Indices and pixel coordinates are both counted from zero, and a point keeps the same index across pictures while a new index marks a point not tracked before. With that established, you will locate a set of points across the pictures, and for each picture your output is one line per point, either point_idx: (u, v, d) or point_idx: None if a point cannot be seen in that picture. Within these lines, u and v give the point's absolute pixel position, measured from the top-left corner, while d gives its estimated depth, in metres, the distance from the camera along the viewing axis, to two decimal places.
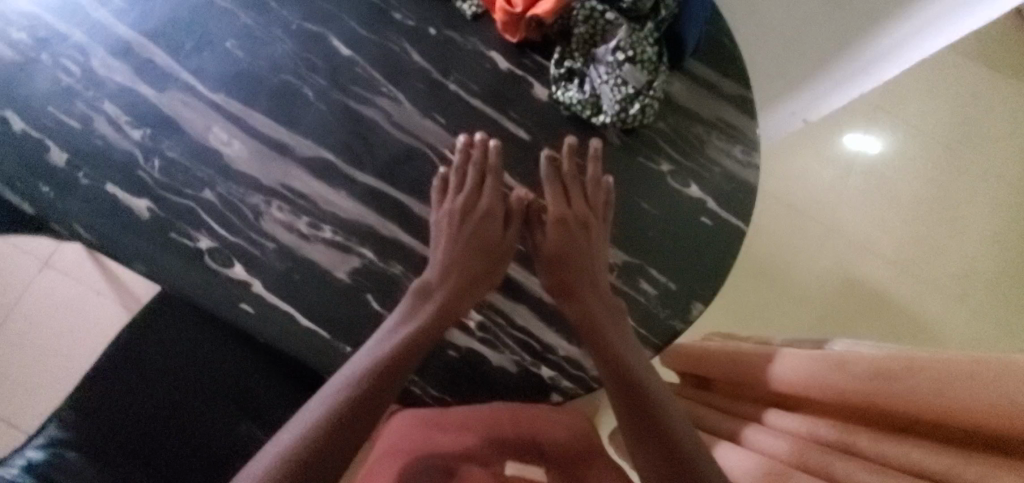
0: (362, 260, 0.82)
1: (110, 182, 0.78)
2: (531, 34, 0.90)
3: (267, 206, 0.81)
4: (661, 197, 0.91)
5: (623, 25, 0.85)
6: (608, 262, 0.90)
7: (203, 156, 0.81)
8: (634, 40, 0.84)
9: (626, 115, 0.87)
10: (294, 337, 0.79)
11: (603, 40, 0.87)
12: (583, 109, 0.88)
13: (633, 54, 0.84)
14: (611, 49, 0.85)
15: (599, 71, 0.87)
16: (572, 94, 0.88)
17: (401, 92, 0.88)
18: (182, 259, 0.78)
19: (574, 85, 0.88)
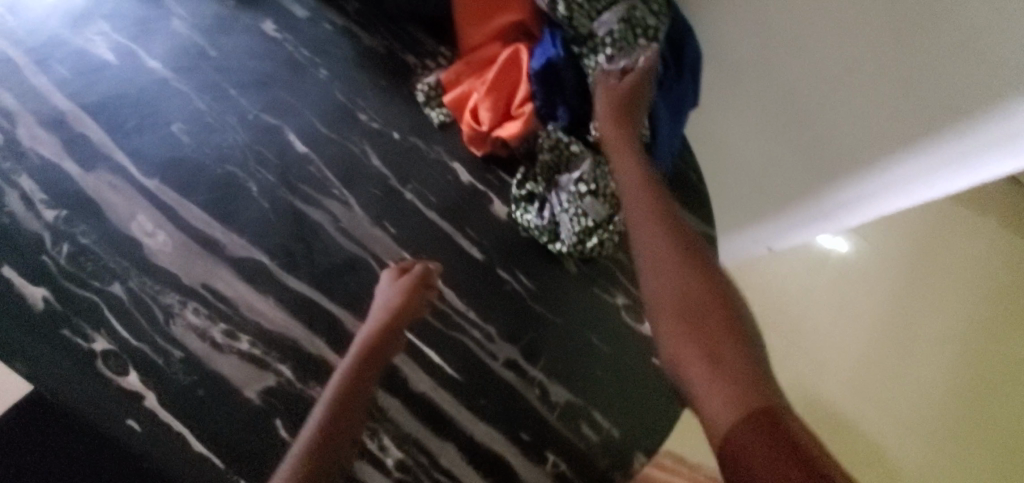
0: (278, 379, 0.74)
1: (8, 265, 0.71)
2: (496, 150, 0.89)
3: (181, 307, 0.74)
4: (613, 332, 0.87)
5: (588, 158, 0.85)
6: (550, 400, 0.81)
7: (120, 246, 0.74)
8: (598, 174, 0.84)
9: (582, 245, 0.85)
10: (180, 465, 0.68)
11: (567, 168, 0.87)
12: (539, 234, 0.86)
13: (596, 188, 0.84)
14: (574, 180, 0.84)
15: (560, 198, 0.85)
16: (530, 218, 0.86)
17: (355, 195, 0.84)
18: (70, 361, 0.69)
19: (533, 208, 0.86)
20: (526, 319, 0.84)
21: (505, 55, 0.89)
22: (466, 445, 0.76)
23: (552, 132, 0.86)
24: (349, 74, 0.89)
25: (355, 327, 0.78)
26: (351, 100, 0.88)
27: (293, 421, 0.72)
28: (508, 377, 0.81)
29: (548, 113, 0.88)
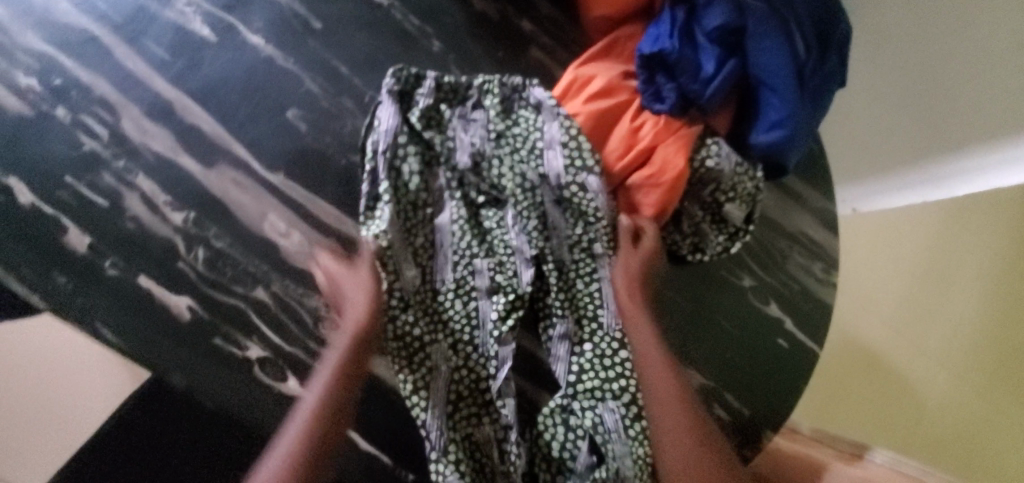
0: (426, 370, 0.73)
1: (144, 273, 0.67)
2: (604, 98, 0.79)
3: (328, 309, 0.72)
4: (742, 312, 0.86)
5: (729, 160, 0.75)
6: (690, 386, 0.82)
7: (256, 251, 0.70)
8: (736, 178, 0.76)
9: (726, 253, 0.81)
10: (355, 461, 0.70)
11: (700, 180, 0.77)
12: (679, 248, 0.81)
13: (733, 194, 0.77)
14: (712, 191, 0.77)
15: (696, 212, 0.79)
16: (670, 236, 0.80)
17: (394, 179, 0.74)
18: (226, 370, 0.68)
19: (671, 226, 0.80)
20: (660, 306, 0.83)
21: (597, 47, 0.80)
22: None
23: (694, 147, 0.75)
24: (463, 45, 0.81)
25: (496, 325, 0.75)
26: (470, 76, 0.80)
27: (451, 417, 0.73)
28: None
29: (653, 95, 0.76)
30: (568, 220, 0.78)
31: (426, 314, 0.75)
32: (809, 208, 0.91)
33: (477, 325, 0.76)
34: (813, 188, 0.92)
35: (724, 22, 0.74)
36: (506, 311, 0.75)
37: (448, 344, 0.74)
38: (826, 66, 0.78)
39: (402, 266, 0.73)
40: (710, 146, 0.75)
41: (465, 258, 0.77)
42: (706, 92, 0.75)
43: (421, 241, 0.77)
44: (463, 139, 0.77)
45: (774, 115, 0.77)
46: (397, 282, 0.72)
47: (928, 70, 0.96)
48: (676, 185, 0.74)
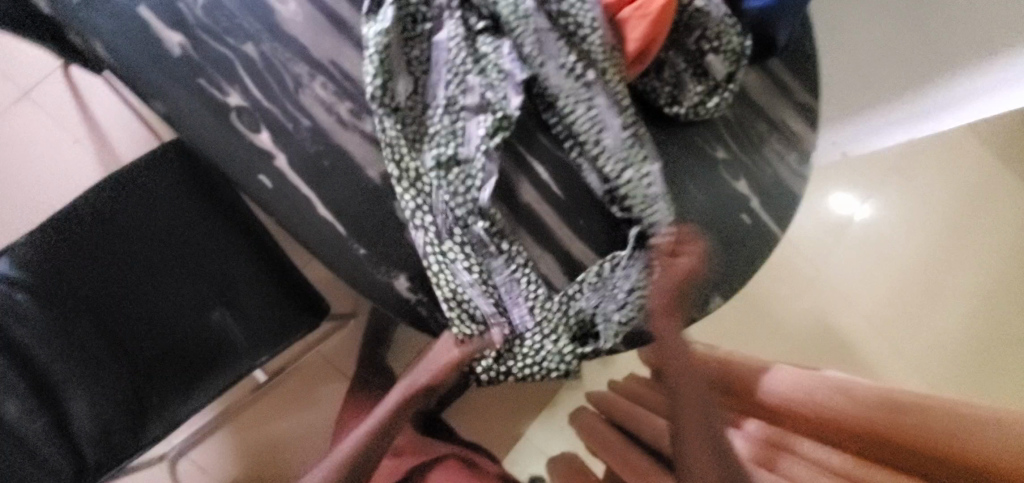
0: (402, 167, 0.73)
1: (144, 3, 0.70)
2: None
3: (310, 79, 0.74)
4: (711, 181, 0.88)
5: (716, 8, 0.78)
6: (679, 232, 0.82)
7: (252, 9, 0.73)
8: (721, 28, 0.78)
9: (701, 107, 0.83)
10: (312, 225, 0.73)
11: (686, 27, 0.79)
12: (658, 97, 0.83)
13: (718, 44, 0.79)
14: (696, 38, 0.79)
15: (678, 62, 0.81)
16: (650, 83, 0.82)
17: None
18: (206, 110, 0.71)
19: (652, 73, 0.82)
20: None
21: None
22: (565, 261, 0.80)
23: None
24: None
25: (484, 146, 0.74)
26: None
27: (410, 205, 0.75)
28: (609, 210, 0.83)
29: None
30: (563, 49, 0.77)
31: (411, 122, 0.74)
32: (793, 100, 0.92)
33: (462, 143, 0.74)
34: (802, 81, 0.92)
35: None
36: (493, 129, 0.74)
37: (430, 155, 0.73)
38: None
39: (396, 73, 0.74)
40: None
41: (458, 78, 0.76)
42: None
43: (417, 53, 0.76)
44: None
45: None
46: (390, 86, 0.73)
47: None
48: (663, 17, 0.76)
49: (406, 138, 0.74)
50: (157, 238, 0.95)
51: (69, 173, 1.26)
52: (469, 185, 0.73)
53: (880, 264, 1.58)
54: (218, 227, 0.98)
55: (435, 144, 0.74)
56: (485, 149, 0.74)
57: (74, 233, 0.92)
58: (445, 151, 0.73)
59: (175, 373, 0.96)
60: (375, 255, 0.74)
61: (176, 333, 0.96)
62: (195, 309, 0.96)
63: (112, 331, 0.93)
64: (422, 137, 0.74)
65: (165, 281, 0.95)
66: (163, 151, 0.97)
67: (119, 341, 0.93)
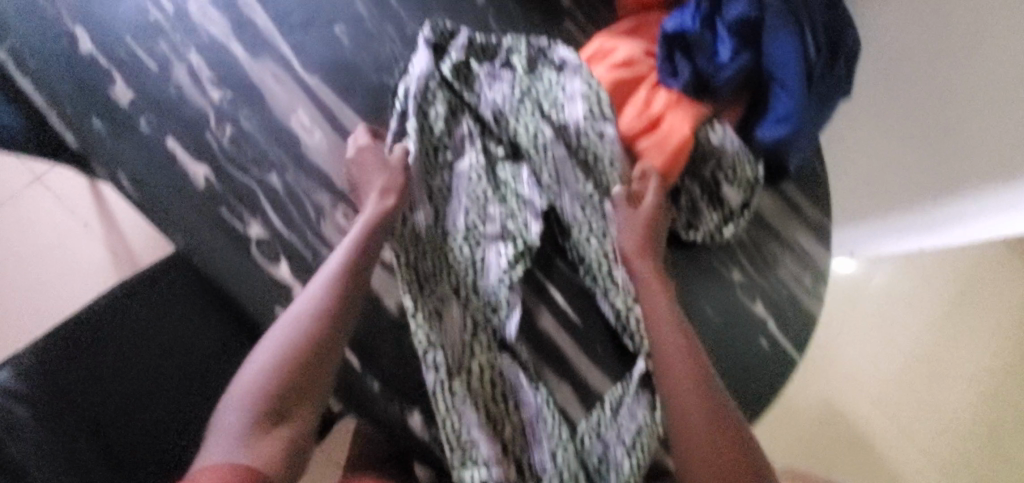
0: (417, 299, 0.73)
1: (173, 136, 0.71)
2: (626, 72, 0.81)
3: (332, 208, 0.75)
4: (727, 303, 0.88)
5: (732, 142, 0.79)
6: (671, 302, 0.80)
7: (278, 139, 0.74)
8: (737, 160, 0.80)
9: (719, 233, 0.82)
10: None
11: (702, 158, 0.80)
12: (673, 224, 0.82)
13: (733, 175, 0.80)
14: (713, 170, 0.80)
15: (694, 190, 0.82)
16: (667, 210, 0.82)
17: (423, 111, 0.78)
18: (227, 241, 0.71)
19: (669, 200, 0.82)
20: None
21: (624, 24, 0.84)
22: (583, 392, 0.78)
23: (704, 129, 0.79)
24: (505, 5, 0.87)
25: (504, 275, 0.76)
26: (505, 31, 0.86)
27: None
28: None
29: (668, 70, 0.80)
30: (580, 176, 0.79)
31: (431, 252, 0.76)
32: (806, 219, 0.93)
33: (482, 274, 0.76)
34: (813, 203, 0.94)
35: (744, 14, 0.78)
36: (515, 258, 0.76)
37: (450, 288, 0.75)
38: (835, 72, 0.81)
39: (418, 206, 0.75)
40: (715, 125, 0.79)
41: (477, 206, 0.77)
42: (719, 75, 0.79)
43: (438, 182, 0.78)
44: (485, 95, 0.81)
45: (782, 111, 0.81)
46: (412, 219, 0.74)
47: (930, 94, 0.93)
48: (679, 155, 0.78)
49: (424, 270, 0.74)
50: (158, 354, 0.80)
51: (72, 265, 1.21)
52: (489, 320, 0.75)
53: (926, 373, 1.41)
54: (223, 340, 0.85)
55: (455, 276, 0.76)
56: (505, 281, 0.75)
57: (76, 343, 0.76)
58: (467, 286, 0.76)
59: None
60: (389, 389, 0.72)
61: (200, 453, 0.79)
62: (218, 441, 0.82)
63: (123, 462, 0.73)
64: (444, 270, 0.76)
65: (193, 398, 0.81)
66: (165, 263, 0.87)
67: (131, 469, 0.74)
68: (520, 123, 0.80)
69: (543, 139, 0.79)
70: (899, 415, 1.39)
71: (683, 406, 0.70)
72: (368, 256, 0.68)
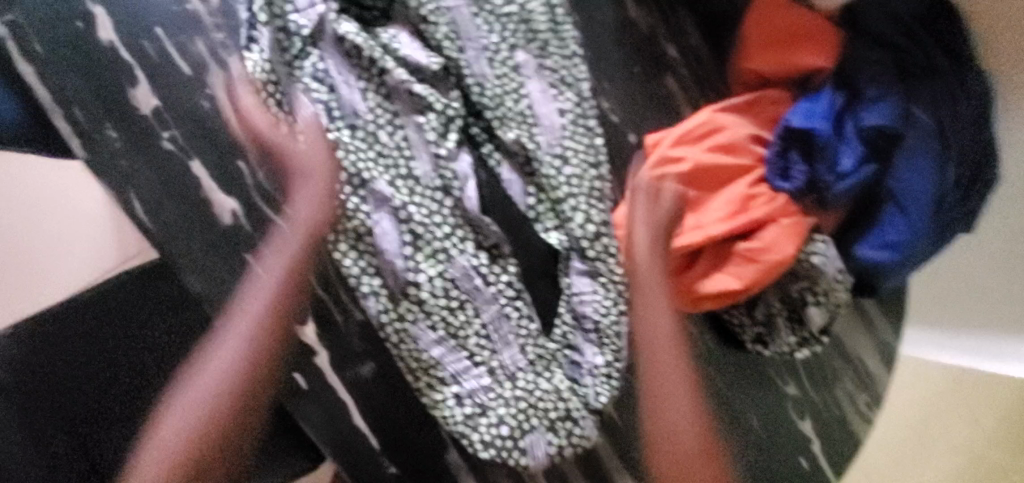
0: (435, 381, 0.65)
1: (199, 159, 0.60)
2: (725, 161, 0.71)
3: (372, 267, 0.64)
4: (776, 418, 0.81)
5: (834, 265, 0.70)
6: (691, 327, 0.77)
7: (322, 178, 0.63)
8: (831, 285, 0.70)
9: (790, 355, 0.75)
10: (343, 434, 0.64)
11: (794, 275, 0.71)
12: (742, 334, 0.75)
13: (824, 299, 0.71)
14: (802, 287, 0.71)
15: (775, 303, 0.73)
16: (739, 319, 0.74)
17: (480, 165, 0.70)
18: (248, 292, 0.62)
19: (743, 308, 0.74)
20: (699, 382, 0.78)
21: (737, 99, 0.73)
22: None
23: (808, 244, 0.69)
24: (601, 50, 0.75)
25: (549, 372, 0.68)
26: (596, 80, 0.74)
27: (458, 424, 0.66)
28: None
29: (778, 168, 0.70)
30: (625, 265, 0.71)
31: (454, 326, 0.66)
32: (876, 337, 0.86)
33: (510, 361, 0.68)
34: (887, 320, 0.86)
35: (882, 124, 0.68)
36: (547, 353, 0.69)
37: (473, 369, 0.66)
38: (965, 205, 0.71)
39: (457, 280, 0.67)
40: (819, 242, 0.69)
41: (505, 279, 0.69)
42: (835, 186, 0.69)
43: (475, 249, 0.68)
44: (545, 153, 0.70)
45: (891, 235, 0.71)
46: (447, 295, 0.66)
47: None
48: (773, 270, 0.68)
49: (442, 353, 0.66)
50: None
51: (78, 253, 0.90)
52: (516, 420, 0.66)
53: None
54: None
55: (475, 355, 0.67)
56: (543, 377, 0.68)
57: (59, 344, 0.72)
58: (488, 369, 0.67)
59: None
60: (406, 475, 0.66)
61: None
62: None
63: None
64: (466, 350, 0.67)
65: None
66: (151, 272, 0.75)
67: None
68: (574, 195, 0.70)
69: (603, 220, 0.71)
70: None
71: (663, 328, 0.71)
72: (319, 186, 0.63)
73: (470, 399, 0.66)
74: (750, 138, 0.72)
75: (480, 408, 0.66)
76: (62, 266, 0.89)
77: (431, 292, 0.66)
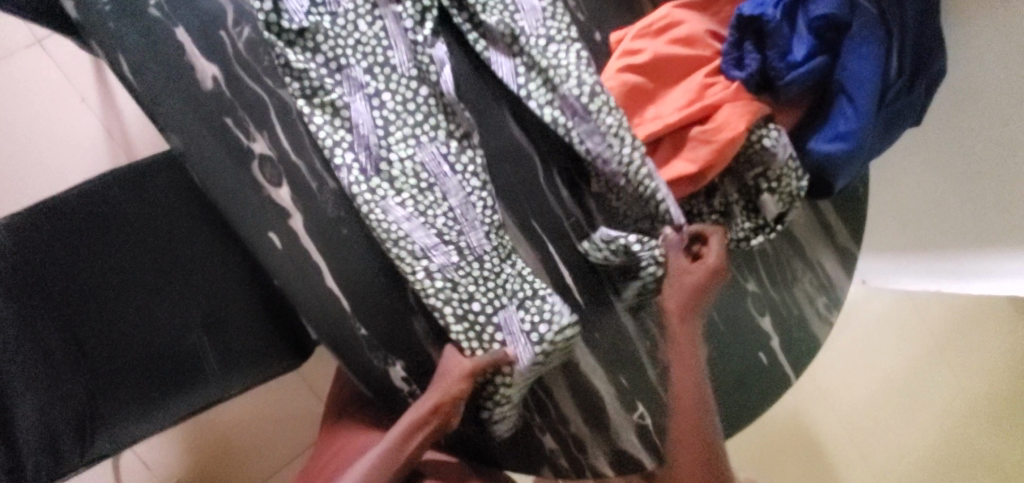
0: (409, 255, 0.68)
1: (183, 26, 0.65)
2: (682, 52, 0.75)
3: (344, 137, 0.68)
4: (736, 314, 0.84)
5: (786, 150, 0.73)
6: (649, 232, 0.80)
7: (300, 52, 0.67)
8: (783, 170, 0.74)
9: (746, 243, 0.79)
10: (314, 294, 0.68)
11: (749, 161, 0.75)
12: (704, 223, 0.79)
13: (777, 185, 0.75)
14: (755, 173, 0.75)
15: (732, 191, 0.77)
16: (698, 208, 0.79)
17: (453, 53, 0.74)
18: (227, 153, 0.65)
19: (701, 197, 0.78)
20: None
21: None
22: (569, 372, 0.78)
23: (760, 130, 0.73)
24: None
25: (510, 248, 0.73)
26: None
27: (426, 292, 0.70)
28: (628, 325, 0.80)
29: (733, 61, 0.74)
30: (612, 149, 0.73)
31: (423, 205, 0.69)
32: (835, 243, 0.89)
33: (474, 243, 0.70)
34: (845, 225, 0.89)
35: (833, 14, 0.71)
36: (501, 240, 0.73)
37: (445, 242, 0.69)
38: (910, 96, 0.75)
39: (425, 158, 0.70)
40: (771, 127, 0.73)
41: (472, 167, 0.72)
42: (788, 74, 0.72)
43: (448, 133, 0.71)
44: (529, 34, 0.73)
45: (842, 126, 0.74)
46: (420, 170, 0.69)
47: (996, 132, 0.85)
48: (723, 151, 0.72)
49: (412, 228, 0.68)
50: (126, 247, 0.89)
51: (85, 158, 1.20)
52: (484, 296, 0.69)
53: (900, 403, 1.42)
54: (184, 245, 0.92)
55: (447, 231, 0.69)
56: (507, 263, 0.72)
57: (87, 220, 0.88)
58: (456, 246, 0.69)
59: (145, 377, 0.90)
60: (373, 339, 0.70)
61: (150, 336, 0.90)
62: (174, 332, 0.91)
63: (69, 312, 0.87)
64: (435, 225, 0.69)
65: (144, 289, 0.90)
66: (152, 166, 0.91)
67: (77, 326, 0.88)
68: (564, 66, 0.72)
69: (598, 83, 0.72)
70: (883, 437, 1.41)
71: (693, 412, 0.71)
72: (301, 66, 0.66)
73: (441, 275, 0.68)
74: (708, 36, 0.76)
75: (450, 284, 0.68)
76: (71, 168, 1.19)
77: (402, 173, 0.69)
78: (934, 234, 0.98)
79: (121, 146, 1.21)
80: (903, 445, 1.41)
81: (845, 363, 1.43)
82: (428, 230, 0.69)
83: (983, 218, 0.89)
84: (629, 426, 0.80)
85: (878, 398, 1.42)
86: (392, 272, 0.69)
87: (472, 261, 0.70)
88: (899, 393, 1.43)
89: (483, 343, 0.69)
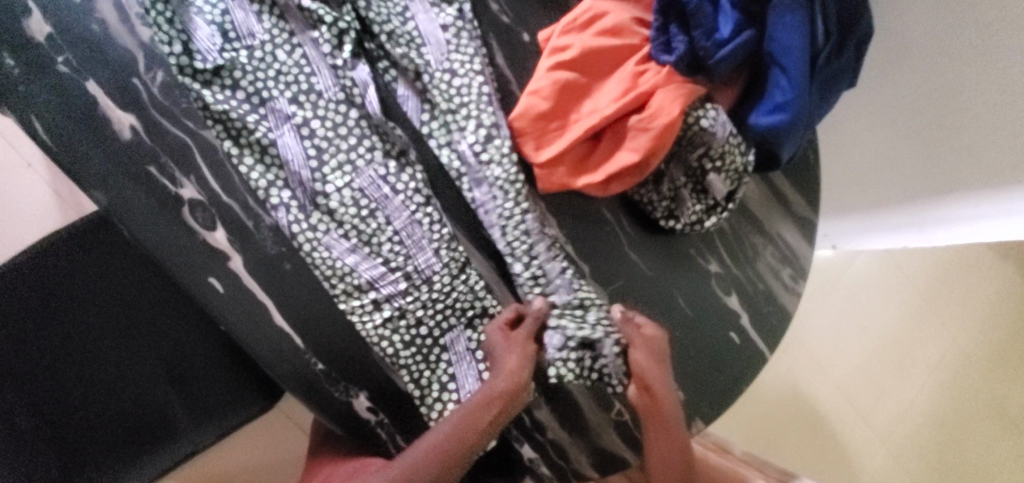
0: (354, 288, 0.68)
1: (94, 78, 0.63)
2: (612, 44, 0.74)
3: (277, 170, 0.67)
4: (703, 297, 0.84)
5: (726, 127, 0.73)
6: (603, 226, 0.80)
7: (217, 92, 0.65)
8: (726, 148, 0.74)
9: (699, 225, 0.80)
10: (265, 335, 0.66)
11: (690, 145, 0.75)
12: (654, 210, 0.80)
13: (722, 164, 0.75)
14: (699, 155, 0.75)
15: (678, 176, 0.77)
16: (648, 196, 0.79)
17: (381, 72, 0.73)
18: (155, 202, 0.63)
19: (650, 185, 0.79)
20: (620, 264, 0.80)
21: None
22: (540, 377, 0.77)
23: (696, 112, 0.73)
24: None
25: (463, 261, 0.72)
26: None
27: (381, 315, 0.69)
28: None
29: (662, 46, 0.74)
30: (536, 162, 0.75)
31: (365, 234, 0.68)
32: (792, 213, 0.89)
33: (422, 263, 0.70)
34: (799, 194, 0.89)
35: None
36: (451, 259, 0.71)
37: (390, 270, 0.69)
38: (841, 60, 0.75)
39: (363, 182, 0.68)
40: (707, 108, 0.73)
41: (413, 185, 0.70)
42: (717, 52, 0.71)
43: (383, 153, 0.70)
44: (434, 69, 0.73)
45: (779, 97, 0.73)
46: (358, 196, 0.68)
47: (937, 83, 0.85)
48: (662, 138, 0.71)
49: (356, 261, 0.68)
50: (73, 312, 0.81)
51: (34, 223, 1.17)
52: (436, 316, 0.71)
53: (892, 360, 1.43)
54: (134, 302, 0.84)
55: (393, 256, 0.69)
56: (459, 279, 0.72)
57: (31, 287, 0.79)
58: (403, 271, 0.69)
59: (100, 452, 0.80)
60: (332, 370, 0.68)
61: (102, 406, 0.81)
62: (131, 397, 0.82)
63: (26, 380, 0.78)
64: (379, 251, 0.69)
65: (89, 356, 0.81)
66: (88, 224, 0.83)
67: (30, 395, 0.78)
68: (465, 106, 0.73)
69: (497, 122, 0.74)
70: (880, 396, 1.41)
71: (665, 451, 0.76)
72: (221, 105, 0.65)
73: (390, 303, 0.69)
74: (635, 24, 0.76)
75: (398, 311, 0.69)
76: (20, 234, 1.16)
77: (340, 201, 0.67)
78: (894, 189, 0.97)
79: (72, 205, 1.18)
80: (901, 401, 1.42)
81: (831, 329, 1.42)
82: (372, 260, 0.69)
83: (944, 169, 0.88)
84: (608, 424, 0.79)
85: (869, 359, 1.42)
86: (341, 303, 0.68)
87: (421, 283, 0.70)
88: (889, 351, 1.43)
89: (430, 364, 0.71)
